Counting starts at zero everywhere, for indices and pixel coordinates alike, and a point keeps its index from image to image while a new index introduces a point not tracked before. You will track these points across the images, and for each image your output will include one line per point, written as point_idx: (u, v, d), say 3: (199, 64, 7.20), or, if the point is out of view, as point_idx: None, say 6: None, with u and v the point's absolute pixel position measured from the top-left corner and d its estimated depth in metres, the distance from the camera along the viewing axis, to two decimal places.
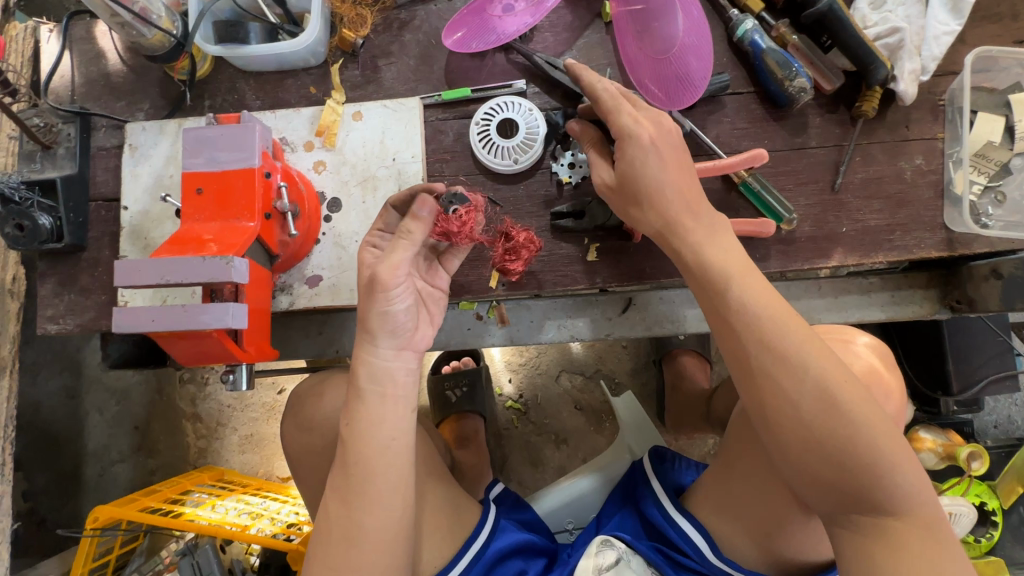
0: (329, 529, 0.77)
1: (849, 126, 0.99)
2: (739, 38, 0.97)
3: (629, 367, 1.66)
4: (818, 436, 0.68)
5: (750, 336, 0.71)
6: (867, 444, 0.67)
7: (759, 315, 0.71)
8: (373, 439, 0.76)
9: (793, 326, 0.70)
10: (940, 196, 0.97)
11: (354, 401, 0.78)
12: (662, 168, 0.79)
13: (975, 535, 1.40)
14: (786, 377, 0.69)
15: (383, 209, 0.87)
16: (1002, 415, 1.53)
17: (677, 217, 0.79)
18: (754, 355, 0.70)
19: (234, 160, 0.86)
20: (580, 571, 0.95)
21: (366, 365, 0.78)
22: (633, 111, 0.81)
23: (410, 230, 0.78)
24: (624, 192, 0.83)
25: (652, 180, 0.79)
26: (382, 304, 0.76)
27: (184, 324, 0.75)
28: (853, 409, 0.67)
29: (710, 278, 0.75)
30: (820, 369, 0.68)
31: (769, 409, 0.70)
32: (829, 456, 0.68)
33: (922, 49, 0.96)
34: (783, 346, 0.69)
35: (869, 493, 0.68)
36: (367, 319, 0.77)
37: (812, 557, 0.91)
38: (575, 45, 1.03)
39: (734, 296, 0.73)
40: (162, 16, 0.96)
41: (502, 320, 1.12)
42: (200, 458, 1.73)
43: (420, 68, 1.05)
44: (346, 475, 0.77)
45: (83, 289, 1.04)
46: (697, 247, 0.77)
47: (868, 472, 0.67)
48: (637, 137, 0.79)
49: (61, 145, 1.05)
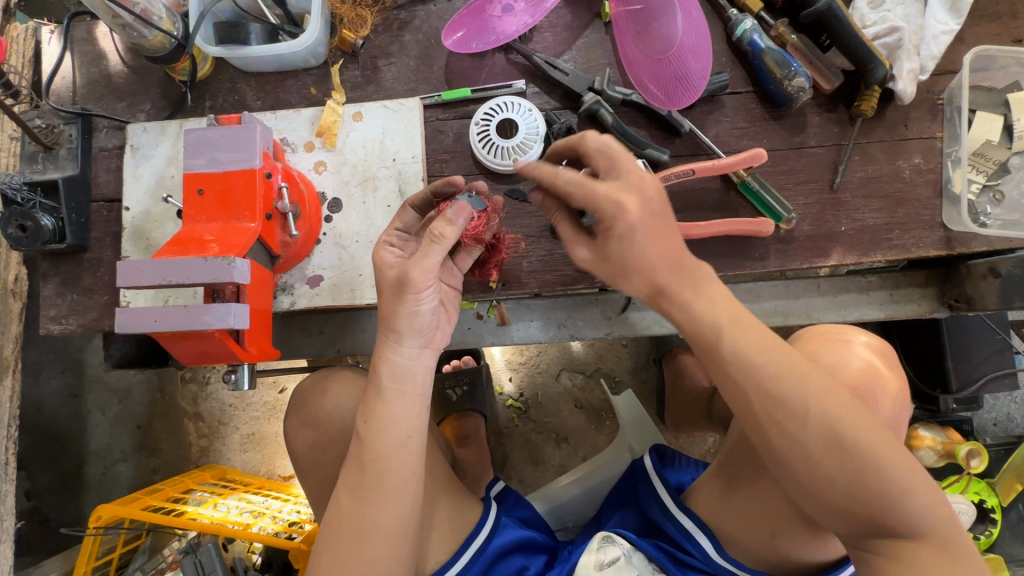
0: (341, 526, 0.77)
1: (848, 126, 0.99)
2: (738, 37, 0.98)
3: (629, 366, 1.66)
4: (828, 474, 0.68)
5: (750, 382, 0.69)
6: (879, 475, 0.67)
7: (757, 361, 0.69)
8: (390, 437, 0.77)
9: (790, 367, 0.69)
10: (938, 195, 0.97)
11: (373, 398, 0.78)
12: (652, 243, 0.68)
13: (975, 532, 1.40)
14: (789, 420, 0.68)
15: (401, 209, 0.88)
16: (1001, 413, 1.54)
17: (671, 285, 0.70)
18: (756, 401, 0.69)
19: (236, 161, 0.86)
20: (581, 567, 0.94)
21: (387, 362, 0.78)
22: (609, 187, 0.67)
23: (439, 232, 0.75)
24: (610, 265, 0.73)
25: (639, 257, 0.69)
26: (411, 305, 0.77)
27: (186, 324, 0.75)
28: (860, 444, 0.67)
29: (699, 334, 0.70)
30: (822, 409, 0.67)
31: (777, 448, 0.69)
32: (839, 489, 0.68)
33: (921, 48, 0.96)
34: (783, 388, 0.68)
35: (884, 518, 0.68)
36: (392, 319, 0.77)
37: (819, 557, 0.89)
38: (575, 45, 1.04)
39: (728, 349, 0.69)
40: (162, 18, 0.97)
41: (502, 319, 1.13)
42: (202, 457, 1.74)
43: (420, 68, 1.05)
44: (360, 471, 0.77)
45: (86, 289, 1.05)
46: (688, 307, 0.70)
47: (882, 500, 0.67)
48: (621, 218, 0.67)
49: (63, 146, 1.05)
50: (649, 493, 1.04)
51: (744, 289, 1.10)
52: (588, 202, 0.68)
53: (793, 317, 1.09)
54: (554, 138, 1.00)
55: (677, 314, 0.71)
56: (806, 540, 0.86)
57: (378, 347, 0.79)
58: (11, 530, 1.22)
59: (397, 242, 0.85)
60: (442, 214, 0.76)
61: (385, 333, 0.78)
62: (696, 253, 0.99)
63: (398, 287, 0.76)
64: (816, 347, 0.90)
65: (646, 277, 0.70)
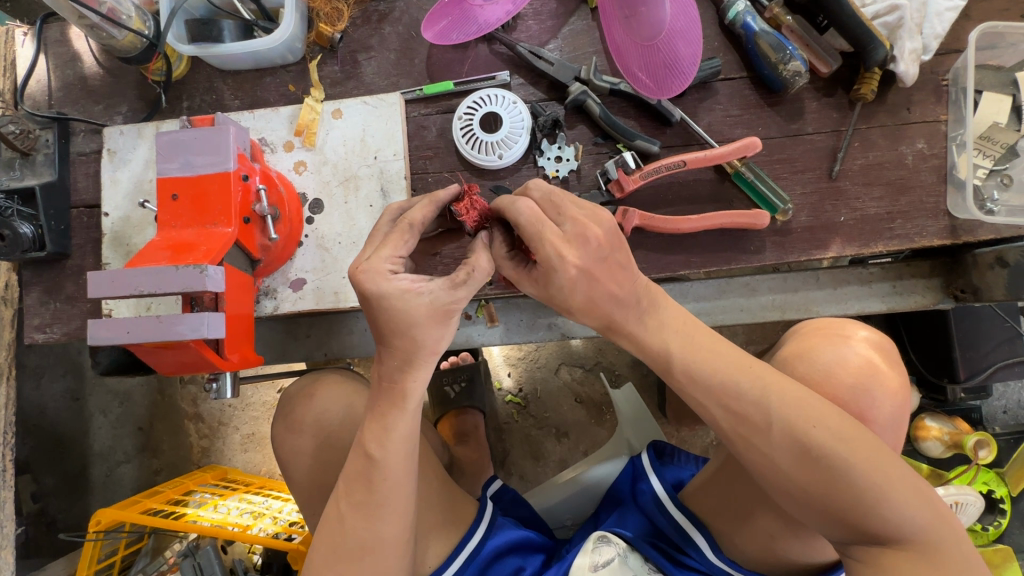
0: (344, 540, 0.76)
1: (848, 111, 0.95)
2: (731, 20, 0.93)
3: (629, 360, 1.63)
4: (801, 484, 0.68)
5: (711, 400, 0.71)
6: (852, 484, 0.66)
7: (715, 383, 0.71)
8: (401, 451, 0.75)
9: (751, 380, 0.70)
10: (943, 181, 0.93)
11: (391, 417, 0.74)
12: (584, 284, 0.70)
13: (983, 523, 1.37)
14: (755, 435, 0.69)
15: (399, 232, 0.71)
16: (1012, 400, 1.49)
17: (619, 315, 0.74)
18: (718, 417, 0.71)
19: (209, 164, 0.83)
20: (575, 569, 0.91)
21: (417, 385, 0.73)
22: (557, 235, 0.68)
23: (483, 266, 0.70)
24: (555, 304, 0.74)
25: (578, 297, 0.72)
26: (454, 326, 0.71)
27: (160, 335, 0.74)
28: (827, 452, 0.66)
29: (658, 355, 0.74)
30: (786, 421, 0.68)
31: (747, 462, 0.71)
32: (816, 500, 0.68)
33: (923, 27, 0.91)
34: (744, 404, 0.70)
35: (865, 526, 0.67)
36: (434, 343, 0.70)
37: (816, 558, 0.86)
38: (561, 33, 0.99)
39: (682, 375, 0.73)
40: (132, 17, 0.94)
41: (491, 319, 1.10)
42: (203, 459, 1.71)
43: (400, 62, 1.02)
44: (369, 490, 0.75)
45: (69, 297, 1.03)
46: (635, 335, 0.74)
47: (860, 508, 0.66)
48: (561, 270, 0.69)
49: (40, 152, 1.02)
50: (652, 493, 1.00)
51: (741, 283, 1.07)
52: (535, 250, 0.69)
53: (792, 311, 1.05)
54: (540, 131, 0.97)
55: (628, 338, 0.76)
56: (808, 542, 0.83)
57: (405, 370, 0.72)
58: (11, 536, 1.21)
59: (403, 267, 0.71)
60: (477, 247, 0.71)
61: (425, 358, 0.71)
62: (689, 246, 0.95)
63: (442, 317, 0.69)
64: (812, 344, 0.87)
65: (585, 306, 0.73)
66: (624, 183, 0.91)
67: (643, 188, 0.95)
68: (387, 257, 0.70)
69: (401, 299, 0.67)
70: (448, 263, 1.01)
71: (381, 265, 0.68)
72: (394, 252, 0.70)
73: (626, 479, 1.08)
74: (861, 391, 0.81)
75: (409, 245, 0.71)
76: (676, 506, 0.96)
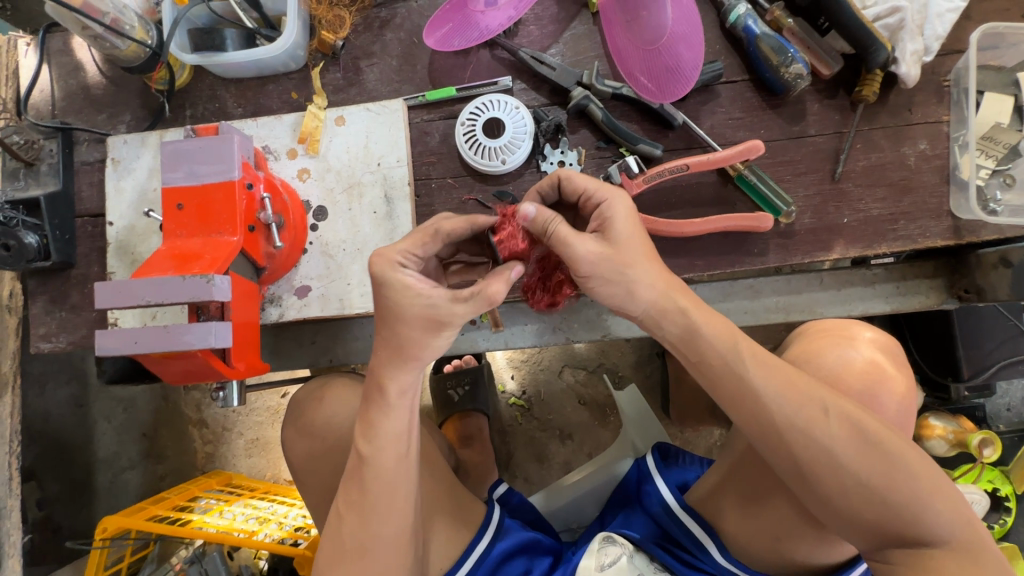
0: (342, 542, 0.77)
1: (849, 112, 0.95)
2: (732, 23, 0.94)
3: (633, 361, 1.63)
4: (860, 477, 0.66)
5: (772, 392, 0.68)
6: (908, 476, 0.66)
7: (772, 375, 0.69)
8: (392, 451, 0.75)
9: (802, 375, 0.70)
10: (945, 182, 0.93)
11: (376, 414, 0.75)
12: (641, 232, 0.71)
13: (989, 521, 1.37)
14: (815, 426, 0.67)
15: (431, 230, 0.73)
16: (1016, 398, 1.49)
17: (673, 309, 0.71)
18: (781, 411, 0.68)
19: (213, 173, 0.84)
20: (582, 570, 0.91)
21: (396, 381, 0.73)
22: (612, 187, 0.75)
23: (493, 295, 0.68)
24: (622, 256, 0.68)
25: (644, 248, 0.70)
26: (444, 340, 0.71)
27: (167, 344, 0.74)
28: (884, 440, 0.67)
29: (719, 345, 0.70)
30: (843, 409, 0.68)
31: (806, 460, 0.67)
32: (876, 494, 0.66)
33: (925, 28, 0.91)
34: (802, 393, 0.68)
35: (915, 526, 0.67)
36: (414, 345, 0.71)
37: (826, 559, 0.85)
38: (562, 38, 1.00)
39: (742, 363, 0.69)
40: (135, 27, 0.95)
41: (496, 325, 1.10)
42: (207, 464, 1.71)
43: (402, 68, 1.02)
44: (362, 490, 0.76)
45: (74, 306, 1.03)
46: (688, 323, 0.71)
47: (914, 504, 0.66)
48: (624, 200, 0.72)
49: (44, 161, 1.03)
50: (658, 496, 1.00)
51: (745, 285, 1.06)
52: (595, 189, 0.73)
53: (795, 313, 1.06)
54: (543, 136, 0.97)
55: (696, 315, 0.71)
56: (817, 544, 0.83)
57: (386, 365, 0.73)
58: (18, 544, 1.21)
59: (412, 263, 0.72)
60: (500, 274, 0.69)
61: (406, 358, 0.72)
62: (693, 249, 0.96)
63: (430, 325, 0.69)
64: (816, 346, 0.87)
65: (650, 270, 0.70)
66: (628, 188, 0.92)
67: (646, 192, 0.96)
68: (401, 250, 0.71)
69: (407, 290, 0.69)
70: None
71: (391, 256, 0.70)
72: (408, 247, 0.71)
73: (632, 479, 1.09)
74: (866, 394, 0.81)
75: (426, 247, 0.73)
76: (691, 516, 0.95)
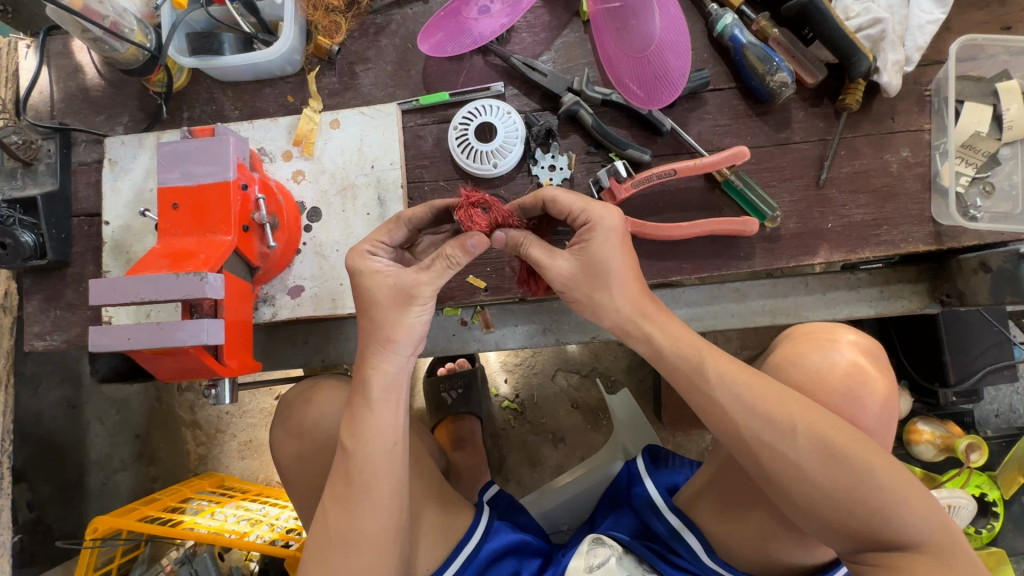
0: (328, 534, 0.77)
1: (833, 120, 0.97)
2: (720, 32, 0.96)
3: (625, 365, 1.64)
4: (824, 488, 0.68)
5: (736, 409, 0.70)
6: (875, 486, 0.67)
7: (739, 391, 0.71)
8: (378, 447, 0.76)
9: (772, 392, 0.71)
10: (926, 188, 0.95)
11: (360, 408, 0.77)
12: (620, 249, 0.75)
13: (976, 526, 1.38)
14: (781, 441, 0.69)
15: (395, 219, 0.80)
16: (1003, 404, 1.51)
17: (639, 330, 0.76)
18: (745, 425, 0.70)
19: (209, 174, 0.85)
20: (572, 571, 0.92)
21: (377, 372, 0.76)
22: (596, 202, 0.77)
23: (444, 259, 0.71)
24: (592, 278, 0.75)
25: (619, 270, 0.75)
26: (416, 316, 0.75)
27: (160, 341, 0.75)
28: (849, 453, 0.68)
29: (686, 359, 0.74)
30: (807, 425, 0.69)
31: (772, 472, 0.69)
32: (840, 504, 0.68)
33: (906, 39, 0.93)
34: (769, 411, 0.70)
35: (884, 531, 0.68)
36: (390, 327, 0.75)
37: (808, 557, 0.87)
38: (554, 45, 1.02)
39: (708, 381, 0.72)
40: (134, 30, 0.97)
41: (486, 325, 1.12)
42: (200, 466, 1.71)
43: (397, 73, 1.04)
44: (347, 482, 0.77)
45: (69, 304, 1.04)
46: (652, 338, 0.75)
47: (884, 510, 0.67)
48: (606, 221, 0.75)
49: (42, 161, 1.04)
50: (646, 496, 1.01)
51: (731, 288, 1.08)
52: (581, 210, 0.76)
53: (781, 316, 1.07)
54: (534, 140, 0.99)
55: (660, 336, 0.75)
56: (798, 544, 0.85)
57: (367, 355, 0.76)
58: (8, 544, 1.20)
59: (382, 251, 0.79)
60: (460, 239, 0.72)
61: (381, 344, 0.75)
62: (681, 252, 0.97)
63: (401, 299, 0.74)
64: (802, 349, 0.89)
65: (622, 291, 0.76)
66: (616, 192, 0.94)
67: (635, 196, 0.98)
68: (370, 239, 0.79)
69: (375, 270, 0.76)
70: (463, 292, 1.01)
71: (362, 246, 0.78)
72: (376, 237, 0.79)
73: (622, 481, 1.10)
74: (849, 396, 0.83)
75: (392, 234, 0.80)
76: (674, 512, 0.96)
